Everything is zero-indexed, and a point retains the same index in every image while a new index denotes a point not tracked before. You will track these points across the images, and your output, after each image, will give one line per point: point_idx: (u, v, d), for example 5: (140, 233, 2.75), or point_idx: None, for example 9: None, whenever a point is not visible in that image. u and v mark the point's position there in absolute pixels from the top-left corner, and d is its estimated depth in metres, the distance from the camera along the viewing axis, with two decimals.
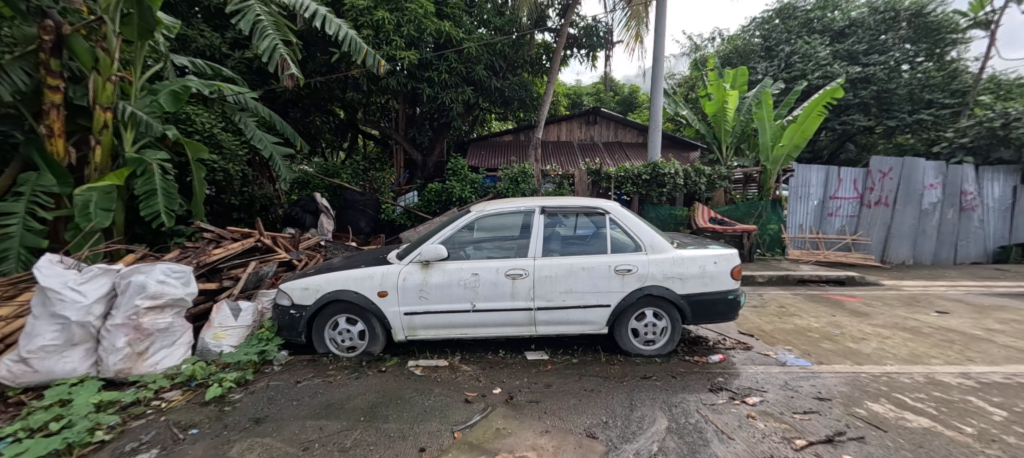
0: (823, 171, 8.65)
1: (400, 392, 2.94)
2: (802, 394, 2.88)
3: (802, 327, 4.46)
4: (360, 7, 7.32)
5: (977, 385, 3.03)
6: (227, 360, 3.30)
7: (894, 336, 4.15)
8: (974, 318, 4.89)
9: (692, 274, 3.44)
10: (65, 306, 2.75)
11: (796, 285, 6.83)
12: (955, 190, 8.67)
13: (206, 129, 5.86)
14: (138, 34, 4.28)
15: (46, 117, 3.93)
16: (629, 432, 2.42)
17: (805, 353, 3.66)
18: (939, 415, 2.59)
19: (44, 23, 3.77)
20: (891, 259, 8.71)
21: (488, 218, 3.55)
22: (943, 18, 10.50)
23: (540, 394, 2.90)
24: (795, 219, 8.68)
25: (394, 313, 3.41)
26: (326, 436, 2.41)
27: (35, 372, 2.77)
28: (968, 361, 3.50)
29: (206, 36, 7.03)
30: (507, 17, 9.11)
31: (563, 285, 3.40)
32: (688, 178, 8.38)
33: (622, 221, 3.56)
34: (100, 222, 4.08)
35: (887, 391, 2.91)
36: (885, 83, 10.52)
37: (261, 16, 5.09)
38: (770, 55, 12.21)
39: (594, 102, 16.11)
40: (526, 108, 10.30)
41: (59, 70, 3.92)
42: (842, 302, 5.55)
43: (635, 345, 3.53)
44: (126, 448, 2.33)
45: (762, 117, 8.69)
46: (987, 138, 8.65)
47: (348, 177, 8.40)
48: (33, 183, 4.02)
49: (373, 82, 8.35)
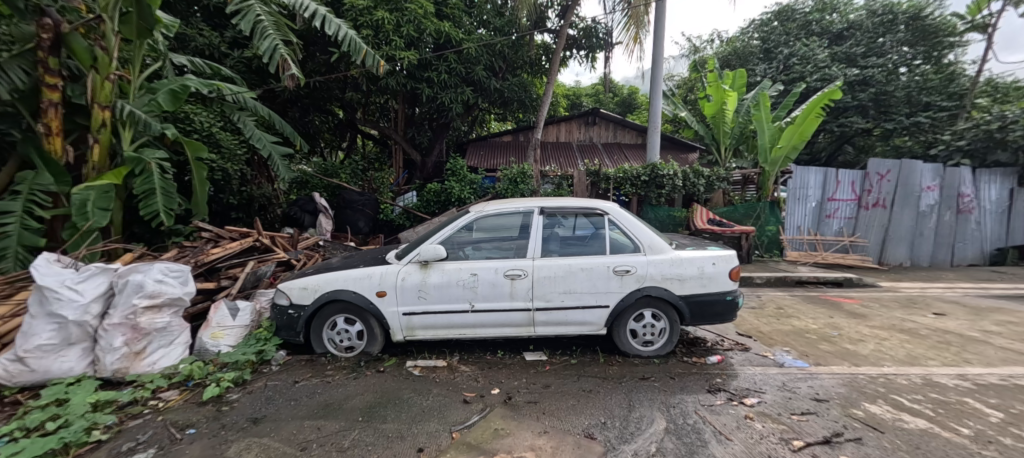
0: (821, 173, 8.67)
1: (399, 392, 2.94)
2: (800, 395, 2.88)
3: (800, 328, 4.48)
4: (360, 7, 7.31)
5: (974, 387, 3.04)
6: (224, 360, 3.30)
7: (892, 337, 4.17)
8: (971, 320, 4.91)
9: (691, 275, 3.45)
10: (63, 305, 2.74)
11: (794, 286, 6.85)
12: (952, 193, 8.71)
13: (205, 128, 5.85)
14: (137, 33, 4.24)
15: (44, 115, 3.91)
16: (628, 433, 2.42)
17: (802, 355, 3.67)
18: (936, 417, 2.60)
19: (42, 21, 3.77)
20: (888, 261, 8.77)
21: (488, 219, 3.54)
22: (941, 21, 10.55)
23: (539, 394, 2.90)
24: (794, 221, 8.70)
25: (394, 313, 3.41)
26: (324, 436, 2.41)
27: (32, 372, 2.76)
28: (965, 363, 3.52)
29: (205, 35, 7.03)
30: (507, 17, 9.13)
31: (562, 286, 3.40)
32: (688, 179, 8.36)
33: (622, 221, 3.57)
34: (98, 221, 4.07)
35: (885, 393, 2.91)
36: (884, 85, 10.54)
37: (261, 16, 5.08)
38: (769, 57, 12.24)
39: (593, 103, 16.13)
40: (526, 108, 10.32)
41: (58, 68, 3.92)
42: (839, 304, 5.58)
43: (634, 346, 3.54)
44: (123, 448, 2.32)
45: (761, 118, 8.70)
46: (985, 141, 8.69)
47: (348, 177, 8.39)
48: (30, 182, 4.02)
49: (373, 82, 8.32)
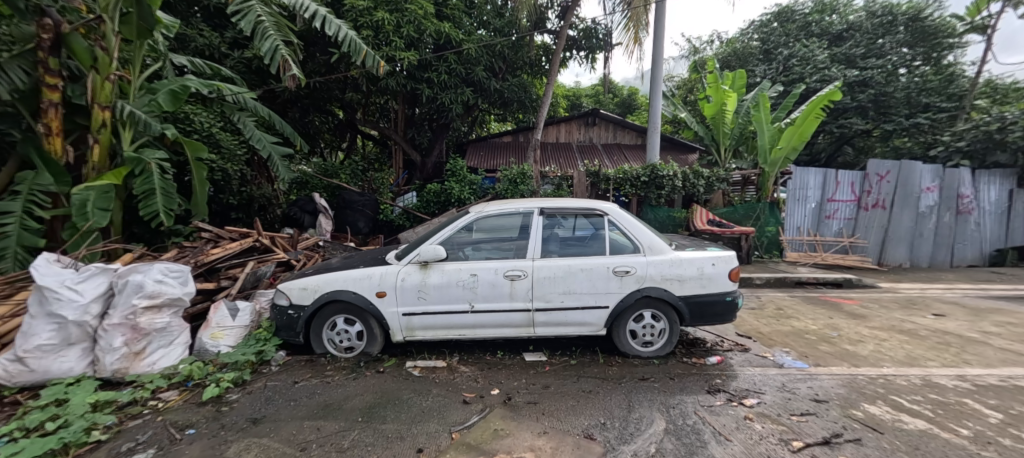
0: (820, 174, 8.68)
1: (399, 393, 2.94)
2: (799, 396, 2.89)
3: (799, 329, 4.48)
4: (360, 8, 7.32)
5: (974, 388, 3.04)
6: (224, 360, 3.30)
7: (891, 338, 4.17)
8: (971, 321, 4.92)
9: (691, 276, 3.45)
10: (63, 306, 2.74)
11: (793, 287, 6.86)
12: (952, 194, 8.72)
13: (205, 128, 5.86)
14: (138, 33, 4.26)
15: (44, 115, 3.91)
16: (627, 434, 2.42)
17: (802, 356, 3.67)
18: (936, 418, 2.60)
19: (43, 22, 3.77)
20: (888, 262, 8.78)
21: (488, 219, 3.54)
22: (940, 22, 10.57)
23: (538, 395, 2.90)
24: (793, 222, 8.71)
25: (393, 314, 3.41)
26: (324, 437, 2.41)
27: (32, 372, 2.76)
28: (965, 364, 3.52)
29: (205, 35, 7.04)
30: (507, 18, 9.14)
31: (562, 287, 3.40)
32: (687, 180, 8.36)
33: (621, 222, 3.57)
34: (98, 222, 4.07)
35: (884, 394, 2.92)
36: (883, 86, 10.56)
37: (262, 16, 5.08)
38: (769, 58, 12.25)
39: (593, 104, 16.15)
40: (525, 109, 10.33)
41: (58, 69, 3.92)
42: (839, 304, 5.59)
43: (634, 346, 3.54)
44: (123, 448, 2.32)
45: (761, 119, 8.71)
46: (984, 142, 8.71)
47: (347, 177, 8.39)
48: (30, 182, 4.02)
49: (373, 82, 8.32)
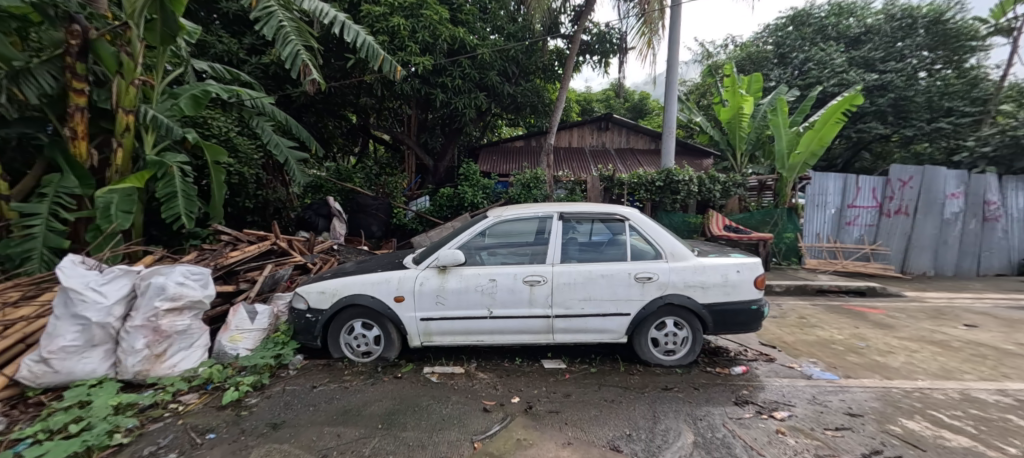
0: (840, 179, 8.49)
1: (417, 399, 2.90)
2: (832, 409, 2.78)
3: (825, 338, 4.34)
4: (376, 14, 7.38)
5: (1016, 403, 2.90)
6: (243, 364, 3.28)
7: (923, 349, 4.02)
8: (1004, 332, 4.73)
9: (714, 282, 3.36)
10: (87, 307, 2.75)
11: (815, 295, 6.67)
12: (978, 200, 8.46)
13: (224, 133, 5.93)
14: (161, 40, 4.33)
15: (71, 119, 4.02)
16: (654, 446, 2.34)
17: (830, 366, 3.55)
18: (979, 434, 2.48)
19: (71, 28, 3.87)
20: (911, 270, 8.54)
21: (505, 223, 3.50)
22: (962, 25, 10.33)
23: (560, 404, 2.83)
24: (812, 227, 8.52)
25: (410, 319, 3.37)
26: (345, 444, 2.37)
27: (55, 373, 2.76)
28: (1004, 378, 3.37)
29: (224, 41, 7.16)
30: (521, 24, 9.21)
31: (582, 293, 3.34)
32: (703, 185, 8.23)
33: (642, 227, 3.50)
34: (121, 224, 4.12)
35: (922, 408, 2.79)
36: (903, 90, 10.39)
37: (284, 22, 5.11)
38: (784, 62, 12.13)
39: (604, 109, 16.05)
40: (537, 113, 10.38)
41: (84, 73, 4.02)
42: (864, 313, 5.43)
43: (655, 355, 3.46)
44: (145, 452, 2.32)
45: (777, 124, 8.55)
46: (1011, 147, 8.50)
47: (360, 181, 8.51)
48: (56, 184, 4.08)
49: (388, 87, 8.36)
